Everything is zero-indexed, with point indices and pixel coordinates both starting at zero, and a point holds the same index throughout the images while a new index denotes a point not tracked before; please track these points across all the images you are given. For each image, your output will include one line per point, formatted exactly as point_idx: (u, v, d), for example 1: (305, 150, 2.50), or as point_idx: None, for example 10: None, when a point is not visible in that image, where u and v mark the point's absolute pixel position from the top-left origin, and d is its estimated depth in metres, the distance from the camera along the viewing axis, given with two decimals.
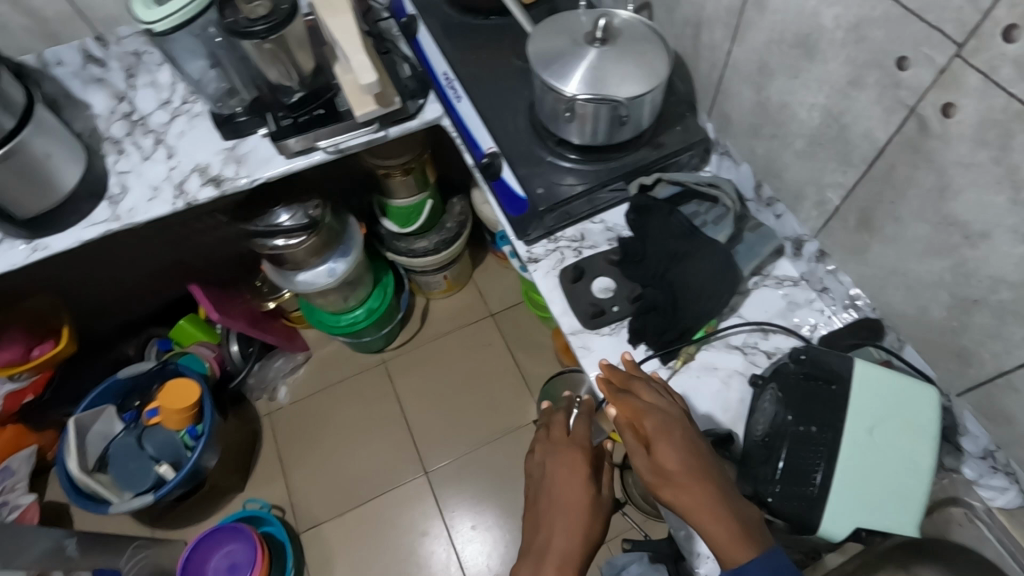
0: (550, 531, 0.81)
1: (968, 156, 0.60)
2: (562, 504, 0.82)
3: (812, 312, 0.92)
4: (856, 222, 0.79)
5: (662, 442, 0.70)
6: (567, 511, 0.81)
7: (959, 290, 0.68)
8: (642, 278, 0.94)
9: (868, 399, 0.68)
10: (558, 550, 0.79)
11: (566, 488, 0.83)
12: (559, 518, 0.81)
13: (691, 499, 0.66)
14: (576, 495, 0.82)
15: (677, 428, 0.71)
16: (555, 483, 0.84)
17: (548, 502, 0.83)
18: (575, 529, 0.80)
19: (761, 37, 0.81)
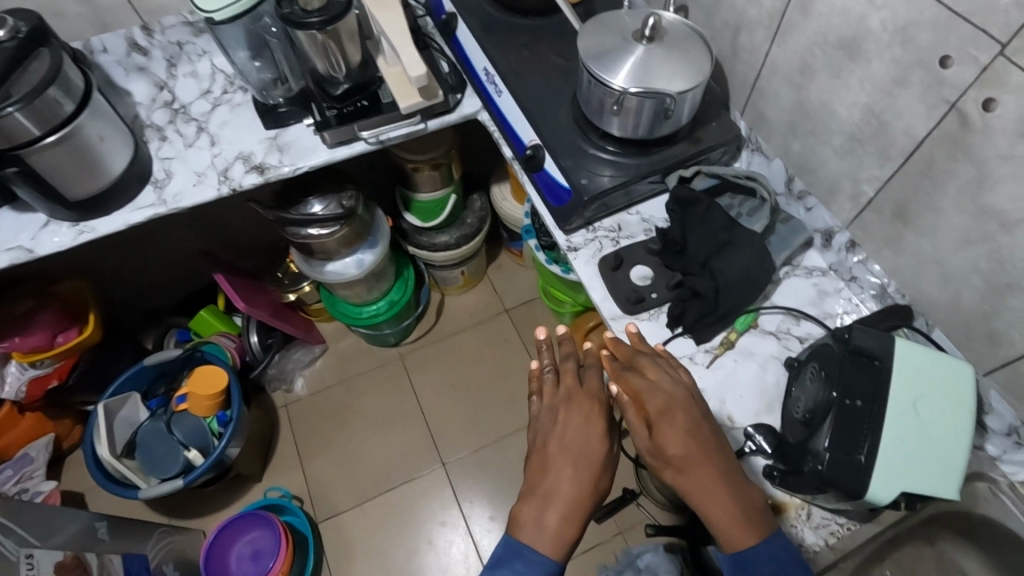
0: (559, 478, 0.83)
1: (1009, 150, 0.65)
2: (575, 454, 0.85)
3: (842, 300, 0.97)
4: (892, 213, 0.84)
5: (664, 425, 0.78)
6: (579, 461, 0.84)
7: (993, 275, 0.73)
8: (681, 266, 0.99)
9: (909, 374, 0.74)
10: (567, 497, 0.82)
11: (582, 437, 0.86)
12: (569, 469, 0.84)
13: (686, 481, 0.76)
14: (588, 447, 0.85)
15: (679, 409, 0.79)
16: (568, 432, 0.87)
17: (558, 449, 0.86)
18: (584, 479, 0.83)
19: (803, 39, 0.86)
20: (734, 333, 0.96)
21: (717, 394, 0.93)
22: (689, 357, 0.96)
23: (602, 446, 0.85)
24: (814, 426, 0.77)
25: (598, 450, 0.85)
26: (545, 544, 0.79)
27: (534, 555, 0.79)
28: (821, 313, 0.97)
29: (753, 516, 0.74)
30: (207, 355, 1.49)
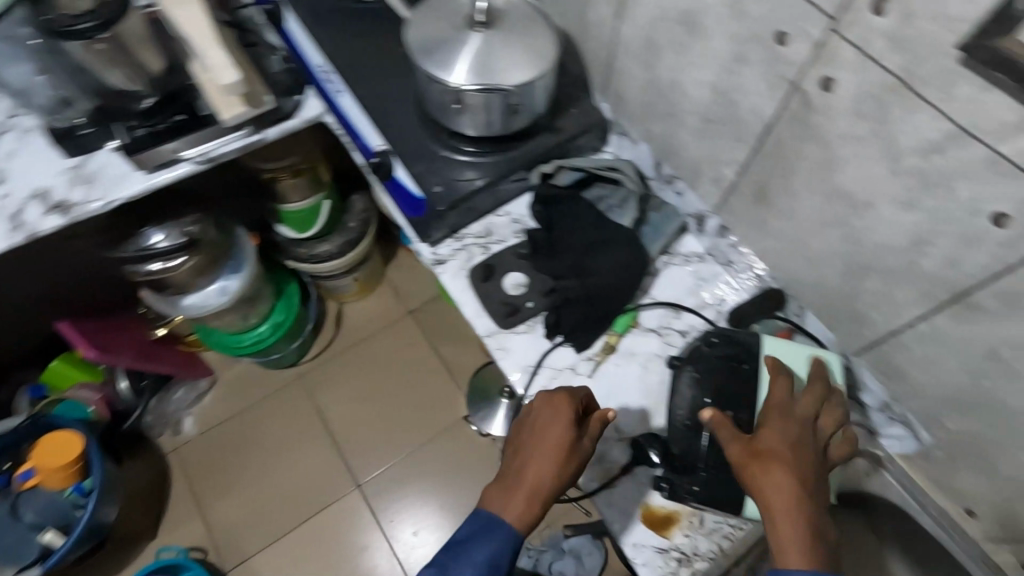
0: (529, 467, 0.73)
1: (850, 130, 0.60)
2: (553, 446, 0.74)
3: (721, 285, 0.93)
4: (753, 196, 0.79)
5: (777, 418, 0.65)
6: (556, 459, 0.73)
7: (852, 258, 0.70)
8: (553, 271, 0.91)
9: (777, 372, 0.73)
10: (535, 492, 0.72)
11: (554, 419, 0.76)
12: (544, 462, 0.73)
13: (775, 483, 0.60)
14: (553, 433, 0.75)
15: (798, 407, 0.66)
16: (551, 426, 0.75)
17: (534, 439, 0.75)
18: (555, 477, 0.73)
19: (646, 14, 0.78)
20: (613, 336, 0.90)
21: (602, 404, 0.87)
22: (571, 368, 0.89)
23: (582, 448, 0.75)
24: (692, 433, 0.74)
25: (577, 454, 0.75)
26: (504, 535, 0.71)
27: (491, 548, 0.70)
28: (700, 302, 0.93)
29: (827, 555, 0.58)
30: (54, 420, 1.29)
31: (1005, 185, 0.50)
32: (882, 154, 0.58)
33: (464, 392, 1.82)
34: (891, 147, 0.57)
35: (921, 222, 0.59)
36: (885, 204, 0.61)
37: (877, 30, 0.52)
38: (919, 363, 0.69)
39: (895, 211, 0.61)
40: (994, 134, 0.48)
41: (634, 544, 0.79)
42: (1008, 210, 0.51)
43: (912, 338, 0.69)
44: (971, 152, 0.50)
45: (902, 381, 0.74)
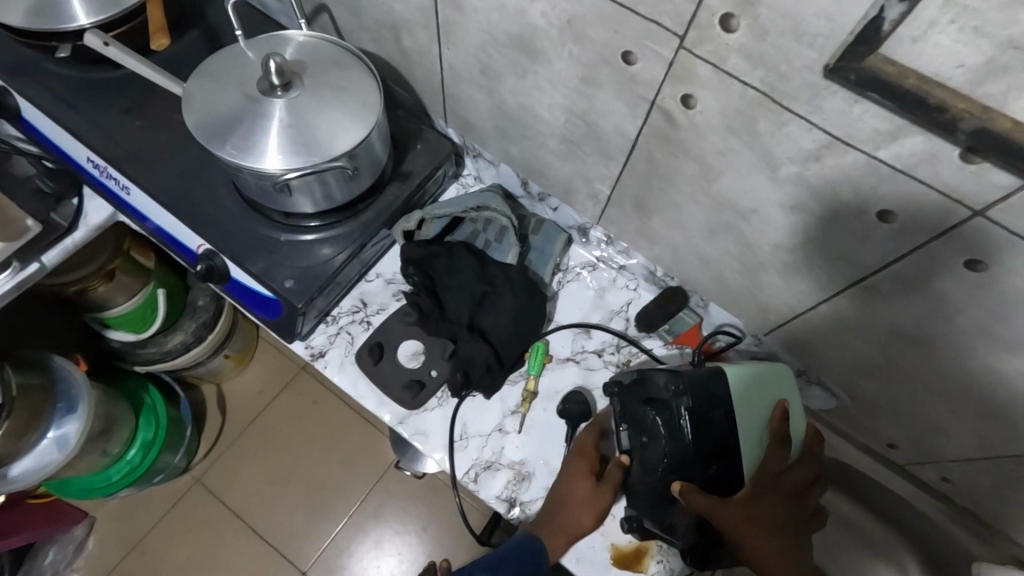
0: (562, 495, 0.75)
1: (720, 144, 0.55)
2: (586, 482, 0.74)
3: (620, 290, 0.90)
4: (632, 207, 0.74)
5: (761, 492, 0.65)
6: (591, 500, 0.74)
7: (745, 258, 0.67)
8: (455, 337, 0.81)
9: (748, 406, 0.67)
10: (564, 530, 0.73)
11: (579, 467, 0.76)
12: (577, 496, 0.74)
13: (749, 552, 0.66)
14: (574, 480, 0.75)
15: (779, 469, 0.66)
16: (586, 458, 0.76)
17: (568, 472, 0.76)
18: (585, 520, 0.73)
19: (470, 39, 0.67)
20: (530, 381, 0.83)
21: (542, 457, 0.81)
22: (498, 429, 0.82)
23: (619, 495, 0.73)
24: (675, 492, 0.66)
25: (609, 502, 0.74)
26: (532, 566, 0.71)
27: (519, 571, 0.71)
28: (606, 315, 0.89)
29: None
30: None
31: (886, 186, 0.48)
32: (759, 165, 0.54)
33: (386, 436, 1.68)
34: (766, 158, 0.53)
35: (807, 222, 0.56)
36: (769, 210, 0.58)
37: (730, 47, 0.46)
38: (828, 339, 0.70)
39: (778, 215, 0.58)
40: (870, 142, 0.45)
41: None
42: (893, 207, 0.49)
43: (816, 319, 0.68)
44: (847, 159, 0.48)
45: (811, 354, 0.76)
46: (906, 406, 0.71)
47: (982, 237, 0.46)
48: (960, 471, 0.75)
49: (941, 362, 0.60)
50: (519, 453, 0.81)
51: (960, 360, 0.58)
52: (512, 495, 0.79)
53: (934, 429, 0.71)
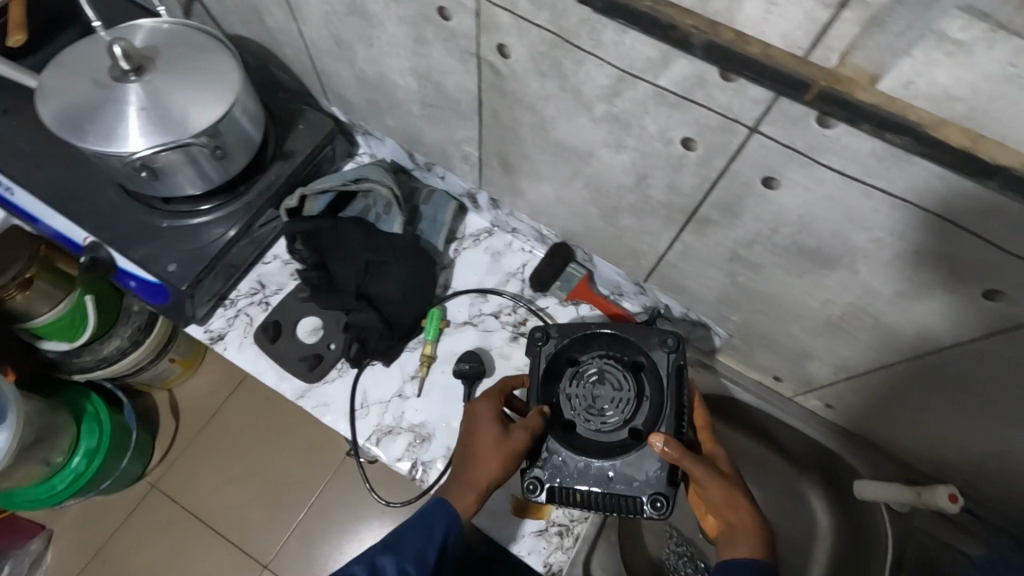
0: (474, 450, 0.71)
1: (542, 90, 0.58)
2: (492, 426, 0.71)
3: (514, 253, 0.93)
4: (500, 165, 0.76)
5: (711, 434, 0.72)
6: (500, 443, 0.69)
7: (602, 203, 0.70)
8: (346, 307, 0.83)
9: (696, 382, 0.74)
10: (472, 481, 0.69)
11: (488, 421, 0.72)
12: (485, 444, 0.70)
13: (713, 483, 0.66)
14: (483, 435, 0.71)
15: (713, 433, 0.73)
16: (494, 407, 0.74)
17: (474, 423, 0.73)
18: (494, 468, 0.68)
19: (316, 10, 0.68)
20: (427, 346, 0.85)
21: (442, 418, 0.83)
22: (398, 395, 0.84)
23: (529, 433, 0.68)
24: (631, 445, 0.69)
25: (522, 445, 0.68)
26: (437, 532, 0.67)
27: (425, 541, 0.67)
28: (502, 278, 0.92)
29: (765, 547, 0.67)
30: None
31: (678, 113, 0.50)
32: (577, 106, 0.57)
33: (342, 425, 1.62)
34: (580, 98, 0.55)
35: (633, 158, 0.59)
36: (601, 150, 0.61)
37: None
38: (690, 275, 0.73)
39: (611, 154, 0.60)
40: (649, 71, 0.48)
41: (516, 537, 0.79)
42: (691, 134, 0.51)
43: (676, 256, 0.71)
44: (639, 91, 0.50)
45: (685, 294, 0.79)
46: (772, 333, 0.74)
47: (765, 154, 0.49)
48: (836, 394, 0.79)
49: (782, 285, 0.63)
50: (419, 415, 0.83)
51: (795, 281, 0.61)
52: (411, 456, 0.81)
53: (801, 353, 0.74)
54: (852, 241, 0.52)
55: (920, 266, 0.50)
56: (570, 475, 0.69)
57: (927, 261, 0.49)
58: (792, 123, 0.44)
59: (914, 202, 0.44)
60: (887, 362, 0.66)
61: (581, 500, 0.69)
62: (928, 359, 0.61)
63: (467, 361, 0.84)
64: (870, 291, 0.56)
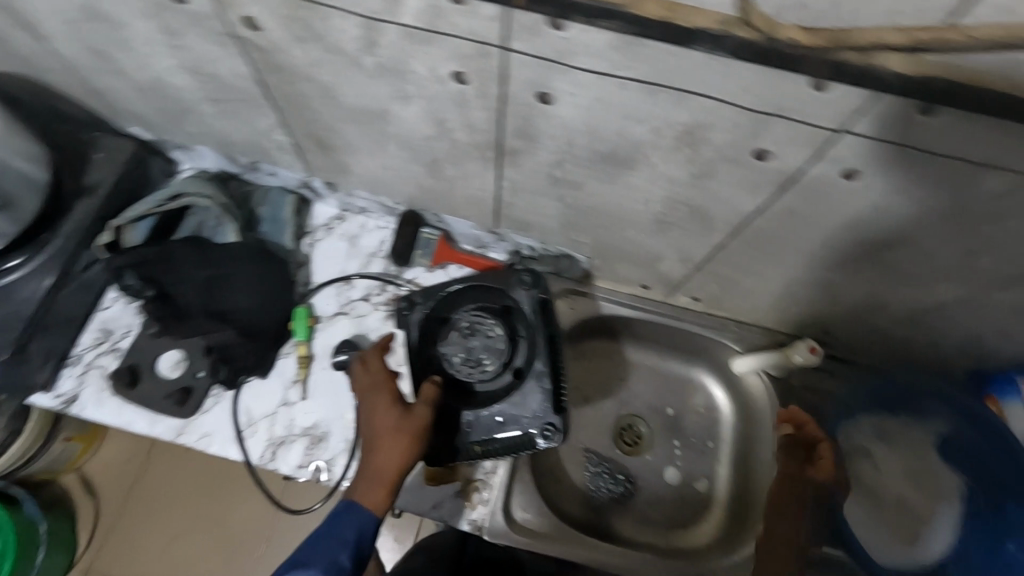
0: (374, 437, 0.63)
1: (308, 57, 0.55)
2: (389, 409, 0.64)
3: (369, 232, 0.91)
4: (316, 146, 0.73)
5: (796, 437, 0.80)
6: (403, 423, 0.63)
7: (421, 159, 0.69)
8: (201, 332, 0.78)
9: None
10: (378, 475, 0.61)
11: (382, 404, 0.65)
12: (384, 429, 0.63)
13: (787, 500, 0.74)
14: (383, 419, 0.63)
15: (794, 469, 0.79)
16: (383, 387, 0.67)
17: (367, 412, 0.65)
18: (401, 453, 0.61)
19: (55, 24, 0.62)
20: (300, 347, 0.83)
21: (334, 414, 0.81)
22: (283, 403, 0.82)
23: (433, 406, 0.64)
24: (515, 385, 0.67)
25: (425, 420, 0.63)
26: (349, 537, 0.60)
27: (334, 548, 0.59)
28: (364, 260, 0.90)
29: None
30: None
31: (435, 49, 0.49)
32: (347, 65, 0.54)
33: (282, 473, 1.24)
34: (346, 57, 0.53)
35: (422, 107, 0.58)
36: (393, 105, 0.59)
37: None
38: (528, 209, 0.74)
39: (402, 107, 0.59)
40: (388, 12, 0.46)
41: (438, 505, 0.79)
42: (457, 67, 0.51)
43: (508, 195, 0.71)
44: (390, 35, 0.49)
45: (534, 229, 0.80)
46: (620, 245, 0.76)
47: (526, 70, 0.49)
48: (696, 286, 0.83)
49: (604, 196, 0.65)
50: (309, 418, 0.81)
51: (612, 188, 0.63)
52: (310, 460, 0.79)
53: (650, 256, 0.77)
54: (636, 136, 0.53)
55: (697, 144, 0.52)
56: (464, 431, 0.67)
57: (701, 138, 0.51)
58: (531, 34, 0.45)
59: (664, 84, 0.46)
60: (720, 243, 0.69)
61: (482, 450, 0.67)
62: (747, 231, 0.65)
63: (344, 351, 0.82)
64: (672, 180, 0.58)
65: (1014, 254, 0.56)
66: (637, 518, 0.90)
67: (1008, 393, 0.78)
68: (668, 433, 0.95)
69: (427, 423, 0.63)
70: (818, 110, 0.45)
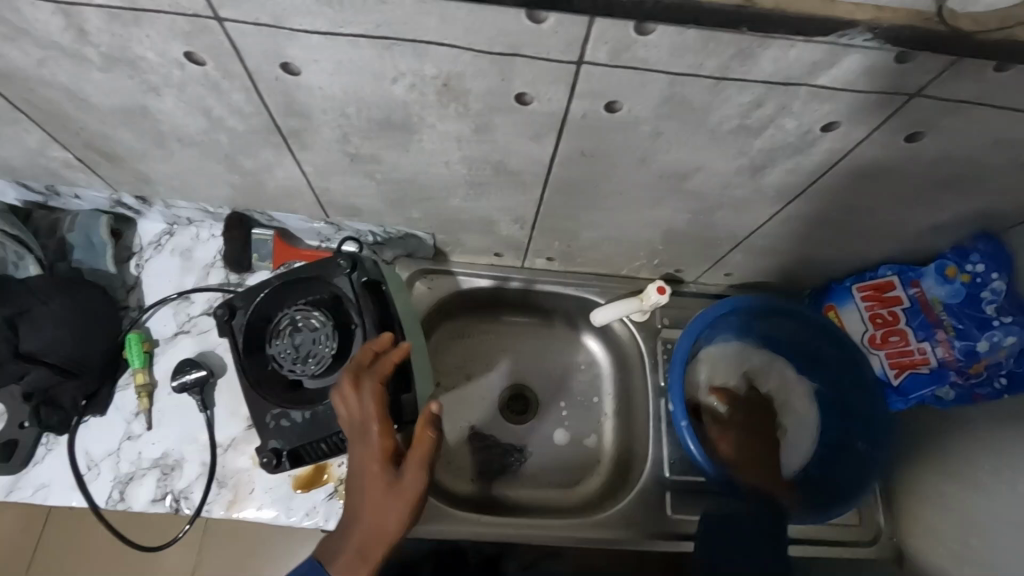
0: (364, 505, 0.56)
1: (28, 57, 0.50)
2: (380, 473, 0.56)
3: (203, 243, 0.85)
4: (101, 157, 0.67)
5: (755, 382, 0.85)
6: (394, 498, 0.55)
7: (212, 155, 0.64)
8: (13, 377, 0.71)
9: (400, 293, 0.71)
10: (367, 547, 0.56)
11: (378, 467, 0.56)
12: (375, 499, 0.56)
13: (742, 430, 0.81)
14: (377, 488, 0.56)
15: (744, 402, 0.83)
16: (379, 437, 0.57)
17: (359, 471, 0.57)
18: (392, 526, 0.55)
19: None
20: (137, 376, 0.77)
21: (184, 438, 0.77)
22: (126, 438, 0.76)
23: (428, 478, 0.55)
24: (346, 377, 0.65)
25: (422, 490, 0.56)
26: None
27: None
28: (201, 273, 0.84)
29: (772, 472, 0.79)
30: None
31: (149, 28, 0.45)
32: (74, 60, 0.50)
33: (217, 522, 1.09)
34: (66, 51, 0.49)
35: (178, 96, 0.54)
36: (147, 99, 0.54)
37: None
38: (346, 192, 0.70)
39: (157, 100, 0.54)
40: None
41: (309, 510, 0.75)
42: (184, 47, 0.47)
43: (318, 180, 0.68)
44: (94, 19, 0.45)
45: (365, 213, 0.77)
46: (451, 214, 0.74)
47: (253, 40, 0.46)
48: (545, 245, 0.83)
49: (407, 164, 0.63)
50: (158, 447, 0.76)
51: (410, 155, 0.61)
52: (164, 491, 0.74)
53: (486, 221, 0.76)
54: (400, 97, 0.51)
55: (460, 96, 0.51)
56: (305, 432, 0.64)
57: (460, 89, 0.50)
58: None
59: (393, 36, 0.44)
60: (541, 197, 0.68)
61: (330, 448, 0.66)
62: (559, 181, 0.64)
63: (186, 371, 0.77)
64: (459, 137, 0.57)
65: (792, 164, 0.58)
66: (531, 483, 0.90)
67: (844, 300, 0.82)
68: (553, 396, 0.95)
69: (421, 497, 0.56)
70: (549, 45, 0.44)
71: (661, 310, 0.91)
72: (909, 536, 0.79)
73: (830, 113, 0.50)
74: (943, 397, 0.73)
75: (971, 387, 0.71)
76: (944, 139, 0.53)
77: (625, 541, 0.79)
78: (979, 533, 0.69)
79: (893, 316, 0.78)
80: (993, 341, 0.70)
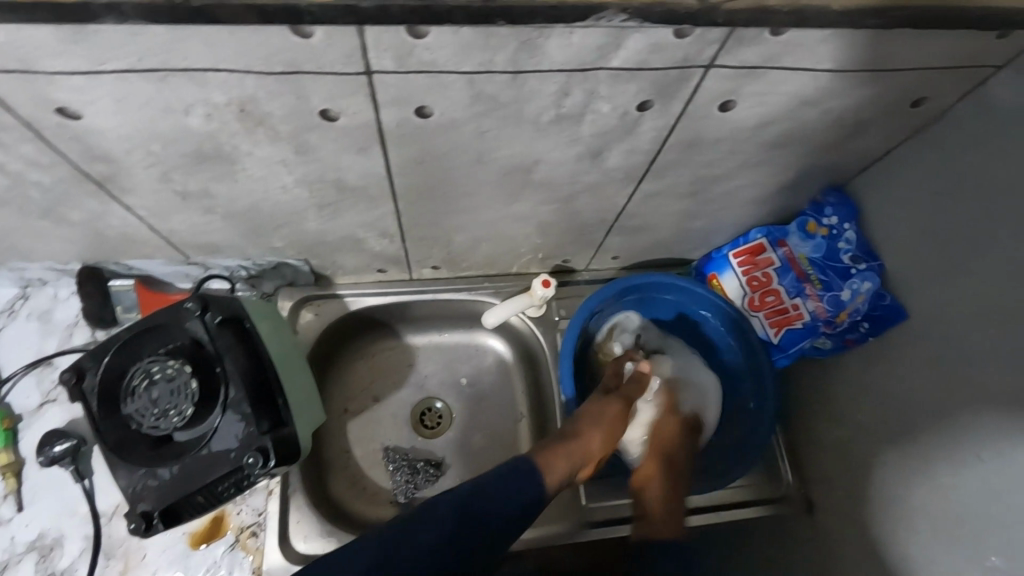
0: (595, 439, 0.71)
1: None
2: (619, 424, 0.73)
3: (61, 302, 0.80)
4: None
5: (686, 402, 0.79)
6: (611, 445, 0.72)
7: (32, 212, 0.60)
8: None
9: (271, 326, 0.68)
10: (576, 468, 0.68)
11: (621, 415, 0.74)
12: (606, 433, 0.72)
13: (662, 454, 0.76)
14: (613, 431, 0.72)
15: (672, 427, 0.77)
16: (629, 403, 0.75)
17: (607, 410, 0.73)
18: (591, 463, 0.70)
19: None
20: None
21: (61, 514, 0.72)
22: None
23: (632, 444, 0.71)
24: (213, 425, 0.61)
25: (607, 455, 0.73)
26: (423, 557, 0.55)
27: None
28: (63, 335, 0.79)
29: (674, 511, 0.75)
30: None
31: None
32: None
33: None
34: None
35: None
36: None
37: None
38: (193, 231, 0.67)
39: None
40: None
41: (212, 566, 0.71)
42: None
43: (158, 223, 0.65)
44: None
45: (225, 249, 0.74)
46: (313, 238, 0.72)
47: (12, 88, 0.42)
48: (423, 254, 0.81)
49: (242, 195, 0.60)
50: (32, 529, 0.71)
51: (240, 186, 0.58)
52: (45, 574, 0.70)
53: (352, 240, 0.74)
54: (200, 129, 0.49)
55: (264, 121, 0.49)
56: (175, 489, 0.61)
57: (259, 114, 0.48)
58: None
59: (163, 68, 0.42)
60: (396, 209, 0.67)
61: (208, 499, 0.62)
62: (405, 191, 0.63)
63: (53, 443, 0.71)
64: (282, 161, 0.54)
65: (626, 144, 0.59)
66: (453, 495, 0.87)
67: (723, 268, 0.85)
68: (466, 403, 0.94)
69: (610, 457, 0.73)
70: (327, 59, 0.42)
71: (557, 303, 0.91)
72: (814, 484, 0.80)
73: (638, 93, 0.51)
74: (822, 347, 0.76)
75: (840, 334, 0.73)
76: (756, 105, 0.55)
77: (565, 535, 0.79)
78: (865, 471, 0.72)
79: (767, 277, 0.81)
80: (853, 289, 0.70)
